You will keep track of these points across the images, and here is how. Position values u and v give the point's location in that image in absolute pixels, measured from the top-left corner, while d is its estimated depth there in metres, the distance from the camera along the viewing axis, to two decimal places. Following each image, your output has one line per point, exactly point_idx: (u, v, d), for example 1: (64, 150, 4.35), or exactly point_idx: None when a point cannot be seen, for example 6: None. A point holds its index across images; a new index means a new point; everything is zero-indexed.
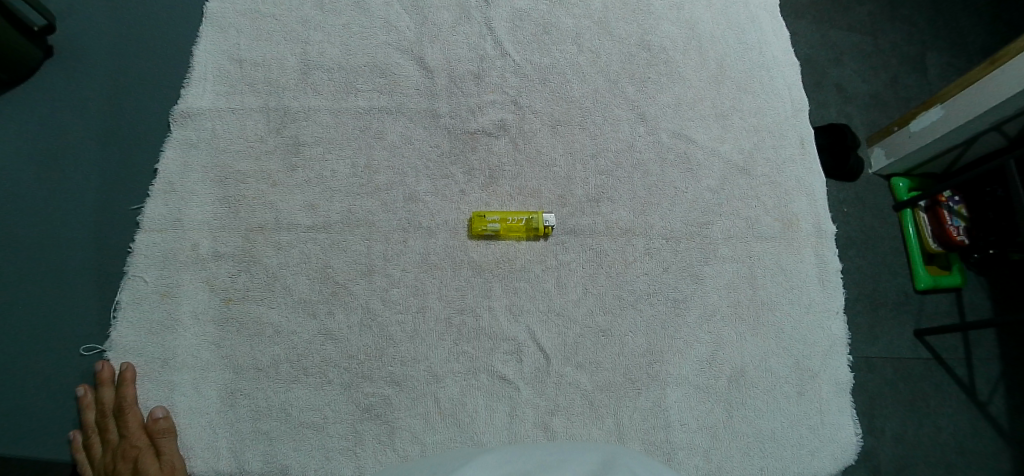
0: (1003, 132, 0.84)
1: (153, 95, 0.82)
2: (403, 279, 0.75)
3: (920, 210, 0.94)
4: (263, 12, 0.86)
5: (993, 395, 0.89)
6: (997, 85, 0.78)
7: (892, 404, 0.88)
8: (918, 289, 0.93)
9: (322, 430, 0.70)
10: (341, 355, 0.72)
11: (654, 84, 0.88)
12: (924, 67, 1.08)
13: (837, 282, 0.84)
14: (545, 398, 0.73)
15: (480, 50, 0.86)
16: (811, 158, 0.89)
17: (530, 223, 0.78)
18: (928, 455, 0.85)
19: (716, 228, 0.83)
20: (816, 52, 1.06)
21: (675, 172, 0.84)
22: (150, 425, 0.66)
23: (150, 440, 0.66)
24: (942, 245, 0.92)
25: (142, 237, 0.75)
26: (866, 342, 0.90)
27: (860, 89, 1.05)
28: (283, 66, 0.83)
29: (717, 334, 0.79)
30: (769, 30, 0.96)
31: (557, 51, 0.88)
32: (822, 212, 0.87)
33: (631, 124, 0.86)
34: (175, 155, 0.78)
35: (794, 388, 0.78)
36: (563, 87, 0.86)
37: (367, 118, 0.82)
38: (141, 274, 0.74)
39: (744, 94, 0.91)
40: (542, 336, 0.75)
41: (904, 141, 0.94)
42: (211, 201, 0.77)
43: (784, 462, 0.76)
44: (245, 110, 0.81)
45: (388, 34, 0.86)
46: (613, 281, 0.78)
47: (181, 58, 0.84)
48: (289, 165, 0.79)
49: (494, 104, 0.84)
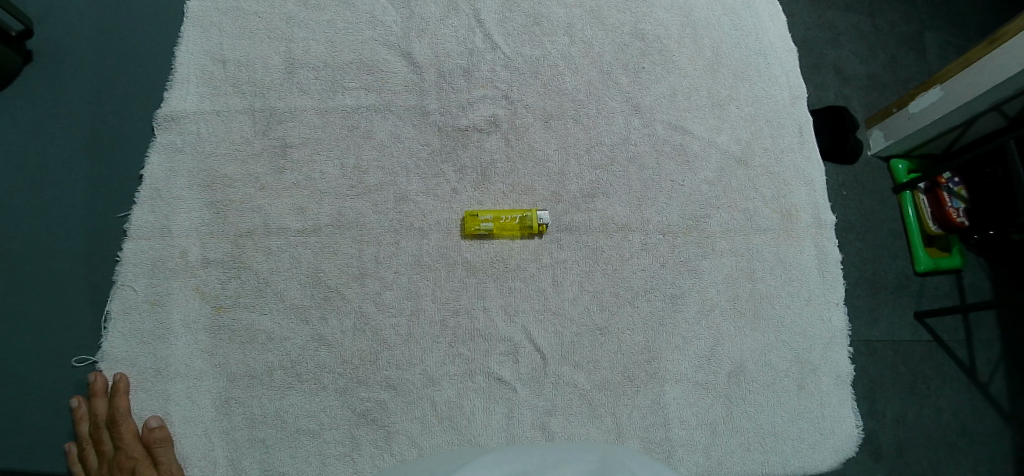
0: (1004, 112, 0.82)
1: (136, 99, 0.80)
2: (396, 281, 0.74)
3: (920, 192, 0.93)
4: (245, 9, 0.83)
5: (994, 376, 0.89)
6: (998, 64, 0.76)
7: (893, 391, 0.87)
8: (918, 271, 0.92)
9: (319, 436, 0.69)
10: (335, 361, 0.71)
11: (649, 75, 0.86)
12: (924, 47, 1.06)
13: (836, 273, 0.83)
14: (543, 399, 0.72)
15: (469, 43, 0.84)
16: (809, 147, 0.88)
17: (524, 220, 0.77)
18: (930, 442, 0.85)
19: (714, 221, 0.82)
20: (814, 35, 1.04)
21: (672, 164, 0.83)
22: (148, 435, 0.66)
23: (149, 450, 0.66)
24: (942, 228, 0.91)
25: (130, 245, 0.73)
26: (866, 330, 0.89)
27: (858, 72, 1.03)
28: (267, 65, 0.81)
29: (716, 328, 0.78)
30: (766, 15, 0.94)
31: (548, 43, 0.86)
32: (821, 202, 0.85)
33: (626, 117, 0.84)
34: (160, 160, 0.76)
35: (794, 382, 0.78)
36: (555, 80, 0.84)
37: (355, 117, 0.80)
38: (129, 282, 0.72)
39: (741, 82, 0.89)
40: (539, 335, 0.74)
41: (903, 124, 0.92)
42: (199, 207, 0.75)
43: (784, 456, 0.75)
44: (230, 112, 0.79)
45: (375, 29, 0.83)
46: (610, 278, 0.77)
47: (162, 60, 0.82)
48: (277, 168, 0.77)
49: (485, 99, 0.82)
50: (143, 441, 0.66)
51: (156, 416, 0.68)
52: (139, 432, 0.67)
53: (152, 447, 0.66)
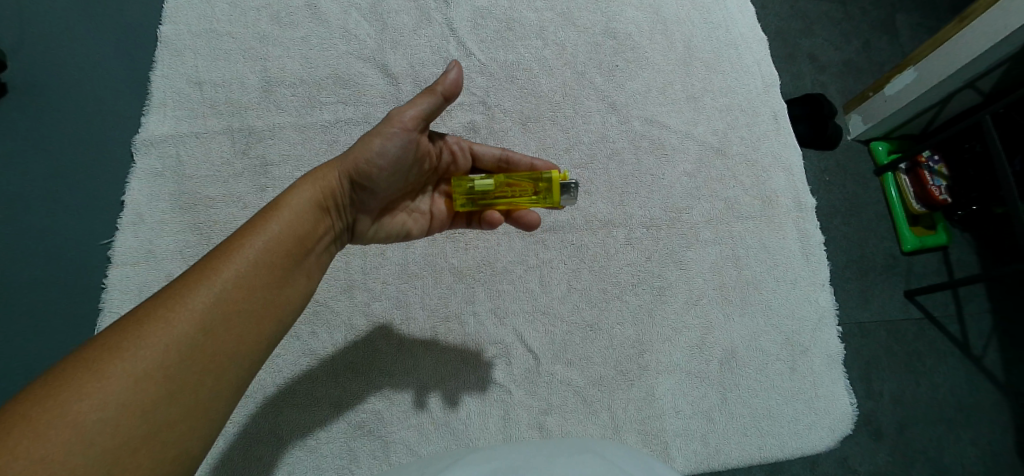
0: (978, 88, 0.85)
1: (115, 127, 0.80)
2: (384, 292, 0.74)
3: (901, 173, 0.95)
4: (218, 30, 0.83)
5: (987, 349, 0.90)
6: (967, 42, 0.78)
7: (889, 369, 0.88)
8: (906, 250, 0.93)
9: (315, 451, 0.68)
10: (329, 373, 0.70)
11: (623, 72, 0.88)
12: (893, 29, 1.08)
13: (820, 254, 0.85)
14: (537, 398, 0.72)
15: (443, 52, 0.85)
16: (784, 133, 0.90)
17: (545, 185, 0.59)
18: (926, 415, 0.86)
19: (696, 211, 0.83)
20: (786, 24, 1.06)
21: (650, 159, 0.84)
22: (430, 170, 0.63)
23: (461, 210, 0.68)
24: (925, 206, 0.92)
25: (114, 273, 0.73)
26: (856, 309, 0.90)
27: (831, 58, 1.05)
28: (244, 85, 0.82)
29: (705, 317, 0.78)
30: (735, 8, 0.96)
31: (522, 47, 0.87)
32: (800, 186, 0.87)
33: (603, 115, 0.85)
34: (141, 185, 0.76)
35: (786, 365, 0.79)
36: (530, 84, 0.85)
37: (334, 132, 0.80)
38: (117, 310, 0.71)
39: (714, 74, 0.90)
40: (530, 336, 0.74)
41: (879, 106, 0.94)
42: (182, 230, 0.75)
43: (781, 439, 0.76)
44: (209, 133, 0.79)
45: (349, 44, 0.84)
46: (597, 275, 0.78)
47: (141, 88, 0.82)
48: (259, 186, 0.77)
49: (461, 106, 0.83)
50: (406, 114, 0.54)
51: (474, 150, 0.66)
52: (455, 170, 0.66)
53: (421, 130, 0.57)
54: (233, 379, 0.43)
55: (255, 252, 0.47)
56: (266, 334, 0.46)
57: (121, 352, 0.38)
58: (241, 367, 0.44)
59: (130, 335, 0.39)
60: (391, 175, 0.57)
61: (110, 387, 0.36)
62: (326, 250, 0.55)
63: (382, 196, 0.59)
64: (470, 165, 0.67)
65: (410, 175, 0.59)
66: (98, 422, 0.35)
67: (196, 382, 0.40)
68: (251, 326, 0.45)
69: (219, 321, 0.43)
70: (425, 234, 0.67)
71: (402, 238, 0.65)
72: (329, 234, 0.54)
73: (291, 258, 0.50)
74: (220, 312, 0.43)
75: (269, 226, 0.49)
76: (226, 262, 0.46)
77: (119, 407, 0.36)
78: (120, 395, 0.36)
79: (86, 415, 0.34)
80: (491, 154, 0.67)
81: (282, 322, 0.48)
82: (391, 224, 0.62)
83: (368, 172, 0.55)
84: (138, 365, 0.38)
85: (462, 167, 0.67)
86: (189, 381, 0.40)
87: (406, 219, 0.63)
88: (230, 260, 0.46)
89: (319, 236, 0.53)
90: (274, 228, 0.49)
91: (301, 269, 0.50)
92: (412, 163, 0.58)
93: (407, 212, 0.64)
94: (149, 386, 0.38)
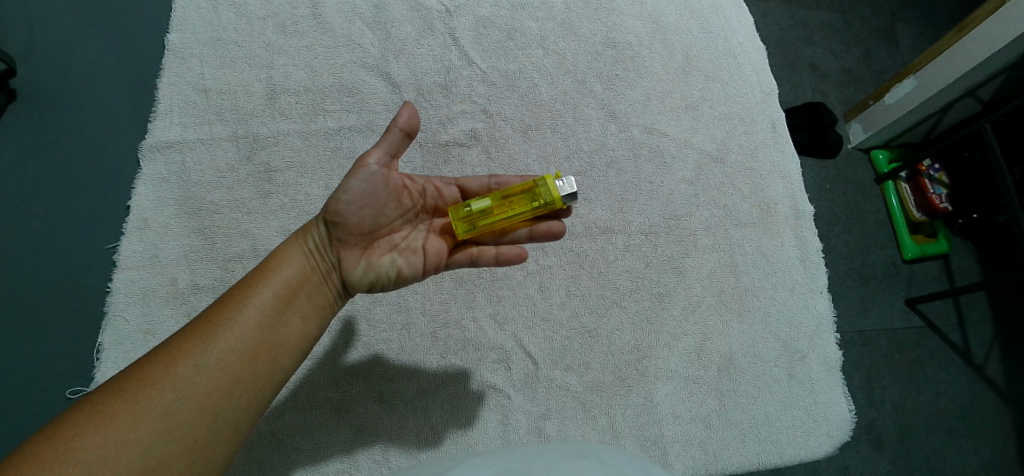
0: (977, 97, 0.86)
1: (122, 133, 0.82)
2: (385, 297, 0.75)
3: (902, 180, 0.95)
4: (224, 38, 0.85)
5: (989, 357, 0.91)
6: (966, 52, 0.79)
7: (889, 378, 0.88)
8: (906, 259, 0.93)
9: (316, 454, 0.68)
10: (329, 376, 0.71)
11: (623, 81, 0.89)
12: (892, 39, 1.09)
13: (818, 262, 0.85)
14: (536, 404, 0.73)
15: (445, 61, 0.86)
16: (782, 142, 0.91)
17: (542, 189, 0.58)
18: (927, 423, 0.86)
19: (695, 219, 0.83)
20: (786, 33, 1.07)
21: (650, 167, 0.85)
22: (416, 212, 0.61)
23: (460, 242, 0.63)
24: (926, 214, 0.93)
25: (119, 277, 0.74)
26: (856, 316, 0.91)
27: (830, 67, 1.06)
28: (249, 93, 0.83)
29: (704, 324, 0.79)
30: (733, 18, 0.97)
31: (523, 57, 0.88)
32: (798, 194, 0.88)
33: (602, 123, 0.86)
34: (147, 190, 0.77)
35: (784, 371, 0.79)
36: (531, 92, 0.86)
37: (337, 139, 0.82)
38: (121, 313, 0.72)
39: (713, 83, 0.91)
40: (529, 341, 0.75)
41: (880, 115, 0.95)
42: (187, 234, 0.76)
43: (779, 446, 0.76)
44: (213, 140, 0.80)
45: (352, 52, 0.86)
46: (596, 281, 0.79)
47: (148, 95, 0.84)
48: (263, 191, 0.79)
49: (463, 114, 0.84)
50: (372, 154, 0.54)
51: (460, 183, 0.66)
52: (444, 208, 0.64)
53: (391, 165, 0.56)
54: (231, 419, 0.45)
55: (250, 298, 0.50)
56: (264, 375, 0.48)
57: (123, 395, 0.41)
58: (240, 407, 0.46)
59: (134, 380, 0.43)
60: (367, 211, 0.55)
61: (111, 425, 0.39)
62: (322, 293, 0.55)
63: (363, 233, 0.56)
64: (459, 198, 0.66)
65: (389, 210, 0.56)
66: (97, 459, 0.38)
67: (193, 422, 0.42)
68: (246, 369, 0.47)
69: (214, 363, 0.45)
70: (422, 273, 0.59)
71: (395, 279, 0.58)
72: (320, 278, 0.55)
73: (285, 302, 0.52)
74: (215, 355, 0.45)
75: (264, 276, 0.52)
76: (224, 310, 0.49)
77: (118, 444, 0.39)
78: (121, 433, 0.39)
79: (86, 452, 0.37)
80: (481, 184, 0.67)
81: (281, 363, 0.50)
82: (379, 264, 0.57)
83: (340, 209, 0.54)
84: (138, 405, 0.41)
85: (452, 200, 0.65)
86: (185, 420, 0.42)
87: (394, 258, 0.57)
88: (228, 307, 0.49)
89: (307, 282, 0.54)
90: (269, 277, 0.52)
91: (295, 311, 0.52)
92: (388, 196, 0.56)
93: (397, 250, 0.58)
94: (147, 425, 0.40)
